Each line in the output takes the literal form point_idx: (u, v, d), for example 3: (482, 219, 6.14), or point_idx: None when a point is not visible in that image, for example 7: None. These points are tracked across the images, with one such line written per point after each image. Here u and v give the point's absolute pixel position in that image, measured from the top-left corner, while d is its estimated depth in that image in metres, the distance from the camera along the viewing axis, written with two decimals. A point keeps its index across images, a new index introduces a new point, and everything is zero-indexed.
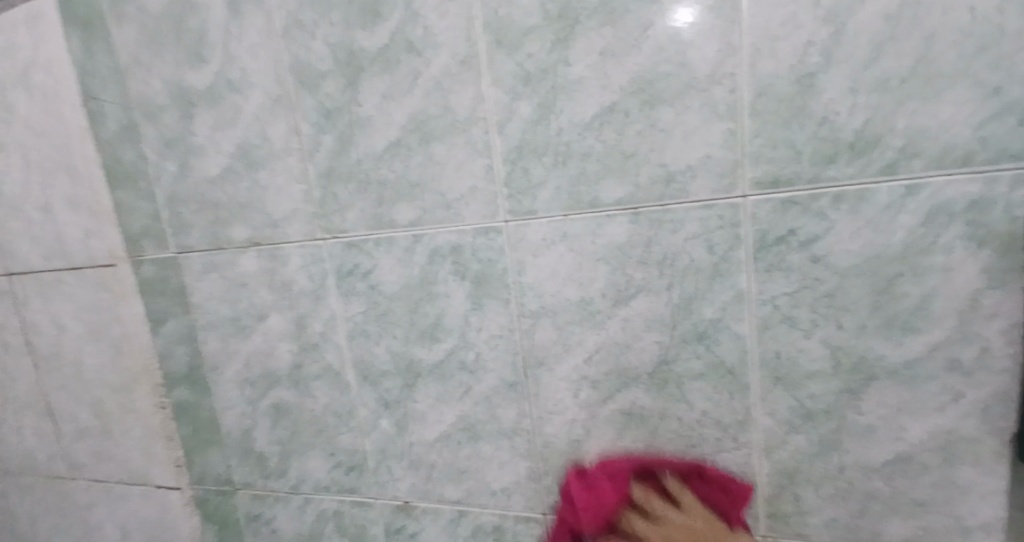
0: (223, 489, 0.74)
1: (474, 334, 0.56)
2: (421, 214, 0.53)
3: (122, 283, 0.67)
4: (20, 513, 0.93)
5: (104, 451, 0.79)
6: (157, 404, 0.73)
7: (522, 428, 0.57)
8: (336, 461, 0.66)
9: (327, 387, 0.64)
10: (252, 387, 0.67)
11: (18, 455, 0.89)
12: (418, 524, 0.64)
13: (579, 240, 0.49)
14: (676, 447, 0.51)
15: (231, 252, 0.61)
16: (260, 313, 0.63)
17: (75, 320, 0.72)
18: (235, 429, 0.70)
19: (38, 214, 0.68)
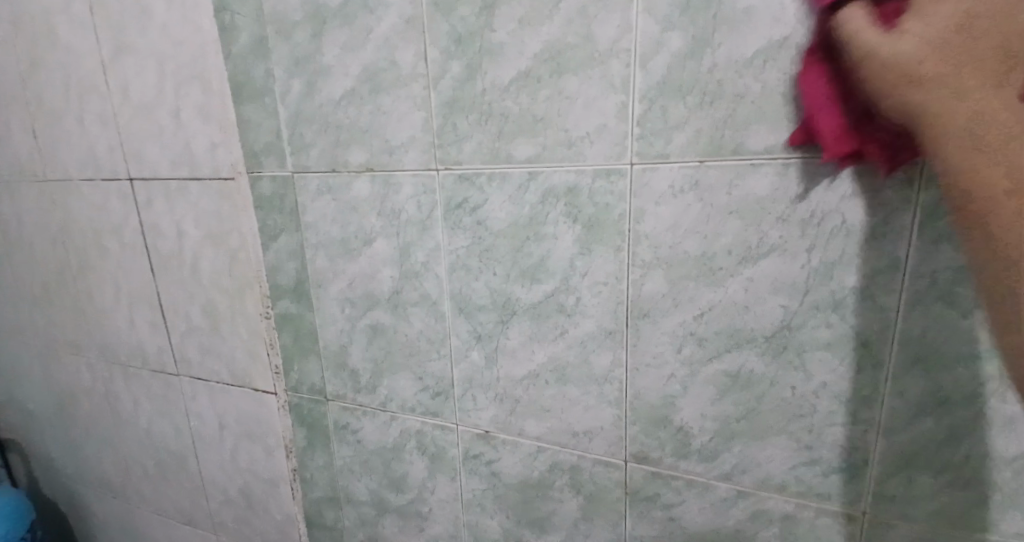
0: (315, 397, 0.80)
1: (578, 279, 0.55)
2: (540, 150, 0.52)
3: (240, 196, 0.71)
4: (134, 395, 1.05)
5: (210, 349, 0.86)
6: (262, 313, 0.78)
7: (614, 378, 0.56)
8: (424, 384, 0.69)
9: (422, 314, 0.65)
10: (353, 306, 0.70)
11: (128, 344, 0.99)
12: (495, 453, 0.67)
13: (713, 191, 0.47)
14: (780, 414, 0.50)
15: (346, 176, 0.63)
16: (367, 237, 0.65)
17: (195, 227, 0.76)
18: (333, 343, 0.74)
19: (167, 122, 0.72)
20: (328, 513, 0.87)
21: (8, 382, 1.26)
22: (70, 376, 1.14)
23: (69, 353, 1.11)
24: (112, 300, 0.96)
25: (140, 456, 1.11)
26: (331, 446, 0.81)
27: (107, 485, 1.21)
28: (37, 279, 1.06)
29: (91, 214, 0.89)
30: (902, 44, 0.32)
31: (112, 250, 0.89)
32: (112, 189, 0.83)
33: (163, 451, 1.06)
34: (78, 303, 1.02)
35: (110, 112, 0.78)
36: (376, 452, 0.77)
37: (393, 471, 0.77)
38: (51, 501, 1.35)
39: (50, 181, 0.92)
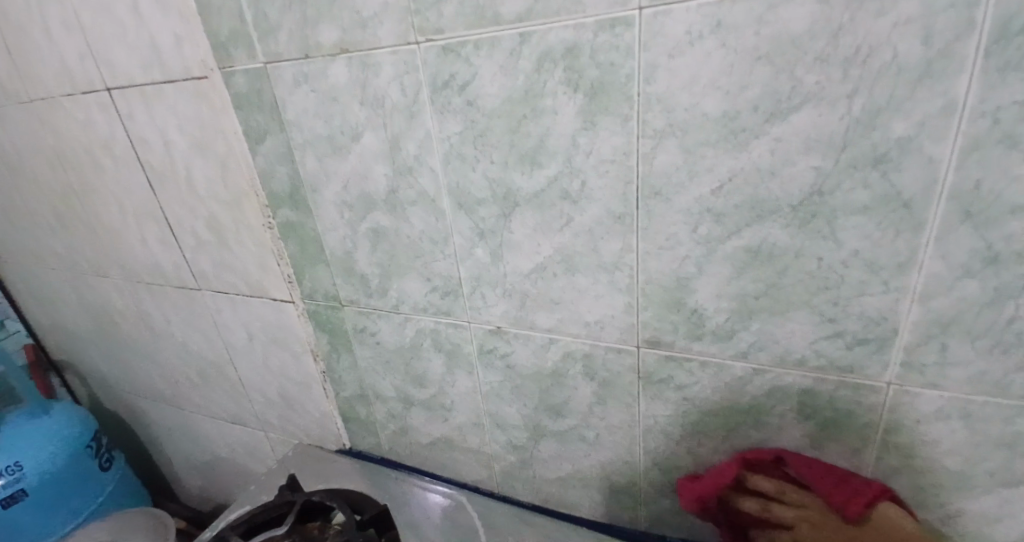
0: (330, 303, 0.80)
1: (581, 160, 0.50)
2: (531, 5, 0.45)
3: (218, 97, 0.66)
4: (165, 312, 1.08)
5: (224, 262, 0.87)
6: (264, 223, 0.76)
7: (624, 264, 0.53)
8: (432, 284, 0.68)
9: (422, 211, 0.62)
10: (351, 210, 0.67)
11: (147, 262, 1.01)
12: (509, 347, 0.66)
13: (734, 32, 0.40)
14: (804, 289, 0.46)
15: (321, 61, 0.57)
16: (354, 131, 0.60)
17: (181, 136, 0.73)
18: (337, 249, 0.72)
19: (128, 18, 0.66)
20: (361, 410, 0.92)
21: (50, 308, 1.33)
22: (103, 299, 1.18)
23: (97, 276, 1.14)
24: (121, 220, 0.96)
25: (183, 368, 1.18)
26: (353, 348, 0.83)
27: (160, 395, 1.31)
28: (49, 206, 1.07)
29: (81, 132, 0.86)
30: (806, 507, 0.49)
31: (110, 168, 0.88)
32: (93, 102, 0.80)
33: (202, 362, 1.12)
34: (93, 227, 1.03)
35: (72, 12, 0.72)
36: (396, 352, 0.78)
37: (414, 369, 0.78)
38: (116, 412, 1.48)
39: (32, 99, 0.88)
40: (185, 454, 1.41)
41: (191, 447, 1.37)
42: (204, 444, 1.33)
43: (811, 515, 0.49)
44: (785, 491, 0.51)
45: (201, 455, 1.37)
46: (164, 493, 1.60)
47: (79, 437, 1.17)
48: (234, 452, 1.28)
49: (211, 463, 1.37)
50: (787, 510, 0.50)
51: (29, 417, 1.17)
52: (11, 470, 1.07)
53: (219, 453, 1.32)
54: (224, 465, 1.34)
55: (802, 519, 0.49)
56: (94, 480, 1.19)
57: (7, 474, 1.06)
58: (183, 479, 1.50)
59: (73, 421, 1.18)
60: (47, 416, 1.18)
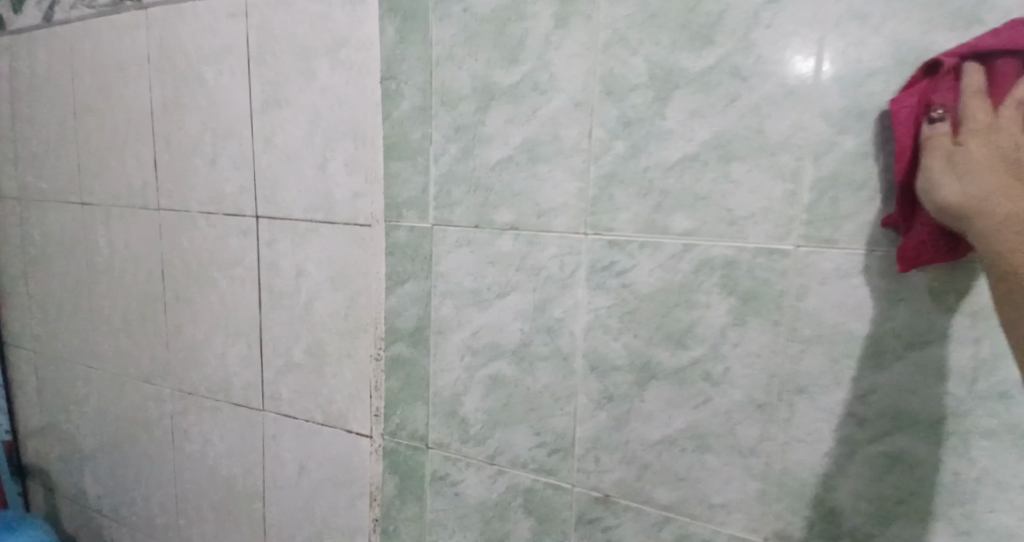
0: (415, 444, 0.78)
1: (728, 348, 0.56)
2: (698, 225, 0.55)
3: (374, 244, 0.73)
4: (205, 431, 0.95)
5: (308, 389, 0.84)
6: (372, 355, 0.77)
7: (758, 449, 0.57)
8: (541, 440, 0.68)
9: (550, 368, 0.66)
10: (475, 357, 0.71)
11: (208, 379, 0.93)
12: (615, 518, 0.66)
13: (878, 275, 0.49)
14: (940, 499, 0.50)
15: (488, 233, 0.66)
16: (501, 290, 0.67)
17: (319, 269, 0.77)
18: (445, 391, 0.74)
19: (312, 170, 0.75)
20: None
21: (47, 408, 1.17)
22: (118, 410, 1.06)
23: (125, 386, 1.03)
24: (200, 330, 0.91)
25: (190, 500, 1.01)
26: (424, 498, 0.79)
27: (139, 532, 1.10)
28: (107, 312, 1.02)
29: (196, 246, 0.88)
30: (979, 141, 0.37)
31: (212, 283, 0.87)
32: (232, 225, 0.83)
33: (221, 493, 0.97)
34: (152, 335, 0.97)
35: (246, 151, 0.80)
36: (476, 509, 0.75)
37: (493, 530, 0.74)
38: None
39: (159, 213, 0.91)
40: None
41: None
42: None
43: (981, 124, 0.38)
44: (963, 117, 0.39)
45: None
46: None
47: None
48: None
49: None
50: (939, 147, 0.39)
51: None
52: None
53: None
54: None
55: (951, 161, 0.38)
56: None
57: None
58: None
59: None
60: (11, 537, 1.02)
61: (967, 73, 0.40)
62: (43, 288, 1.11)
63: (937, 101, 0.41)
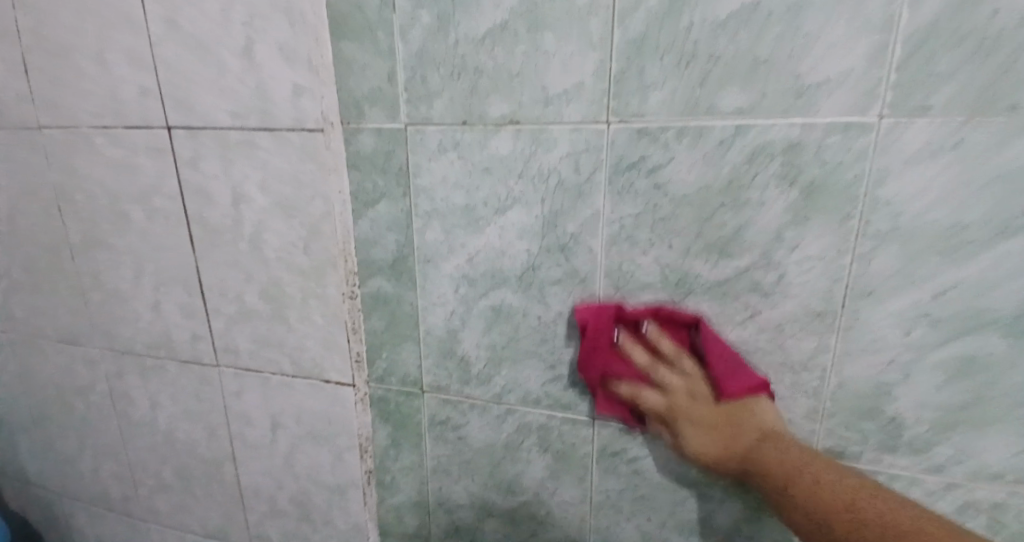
0: (407, 390, 0.68)
1: (783, 253, 0.47)
2: (755, 100, 0.44)
3: (329, 154, 0.57)
4: (149, 393, 0.82)
5: (270, 338, 0.71)
6: (344, 292, 0.64)
7: (814, 365, 0.50)
8: (556, 374, 0.59)
9: (564, 292, 0.55)
10: (472, 286, 0.59)
11: (145, 335, 0.77)
12: (643, 450, 0.59)
13: (979, 149, 0.41)
14: (1009, 399, 0.46)
15: (479, 131, 0.52)
16: (500, 203, 0.54)
17: (263, 191, 0.62)
18: (438, 328, 0.63)
19: (234, 60, 0.57)
20: (411, 522, 0.76)
21: None
22: (41, 376, 0.89)
23: (42, 349, 0.86)
24: (122, 279, 0.74)
25: (148, 467, 0.89)
26: (422, 445, 0.70)
27: (96, 504, 0.98)
28: (3, 263, 0.83)
29: (97, 173, 0.69)
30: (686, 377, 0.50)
31: (127, 218, 0.70)
32: (139, 142, 0.65)
33: (184, 457, 0.85)
34: (64, 287, 0.79)
35: (141, 39, 0.60)
36: (483, 451, 0.67)
37: (503, 472, 0.67)
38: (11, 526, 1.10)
39: (40, 131, 0.70)
40: None
41: None
42: None
43: (694, 386, 0.49)
44: (681, 357, 0.51)
45: None
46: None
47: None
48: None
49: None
50: (650, 393, 0.51)
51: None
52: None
53: None
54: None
55: (688, 395, 0.49)
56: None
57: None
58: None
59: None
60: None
61: (629, 348, 0.52)
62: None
63: (618, 372, 0.52)
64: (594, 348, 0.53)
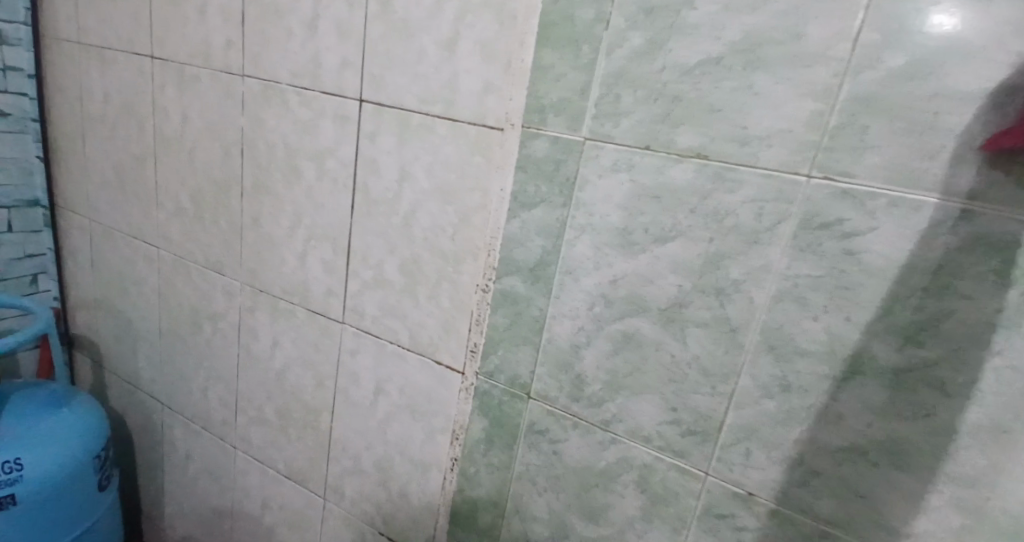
0: (512, 391, 0.69)
1: (980, 356, 0.42)
2: (992, 186, 0.40)
3: (501, 153, 0.59)
4: (274, 332, 0.89)
5: (396, 310, 0.75)
6: (478, 285, 0.67)
7: (985, 485, 0.44)
8: (675, 418, 0.57)
9: (707, 338, 0.53)
10: (608, 308, 0.58)
11: (284, 280, 0.84)
12: (753, 521, 0.55)
13: None
14: None
15: (660, 158, 0.51)
16: (662, 233, 0.53)
17: (427, 175, 0.65)
18: (561, 340, 0.63)
19: (435, 49, 0.60)
20: (483, 518, 0.77)
21: (102, 283, 1.12)
22: (181, 295, 0.99)
23: (189, 271, 0.96)
24: (278, 226, 0.81)
25: (254, 399, 0.97)
26: (514, 448, 0.71)
27: (195, 418, 1.07)
28: (175, 188, 0.92)
29: (281, 126, 0.75)
30: None
31: (298, 173, 0.76)
32: (326, 107, 0.70)
33: (288, 399, 0.92)
34: (224, 221, 0.87)
35: (354, 15, 0.64)
36: (575, 472, 0.66)
37: (590, 499, 0.66)
38: (119, 419, 1.22)
39: (241, 79, 0.78)
40: (194, 490, 1.15)
41: (206, 485, 1.12)
42: (227, 487, 1.08)
43: None
44: None
45: (215, 498, 1.11)
46: (134, 527, 1.31)
47: (88, 447, 0.99)
48: (266, 511, 1.03)
49: (222, 511, 1.11)
50: None
51: (40, 409, 0.97)
52: (7, 467, 0.87)
53: (243, 504, 1.06)
54: (240, 522, 1.08)
55: None
56: (85, 499, 1.00)
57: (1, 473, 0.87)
58: (169, 520, 1.22)
59: (84, 425, 1.00)
60: (57, 413, 0.98)
61: None
62: (105, 152, 1.01)
63: None
64: None
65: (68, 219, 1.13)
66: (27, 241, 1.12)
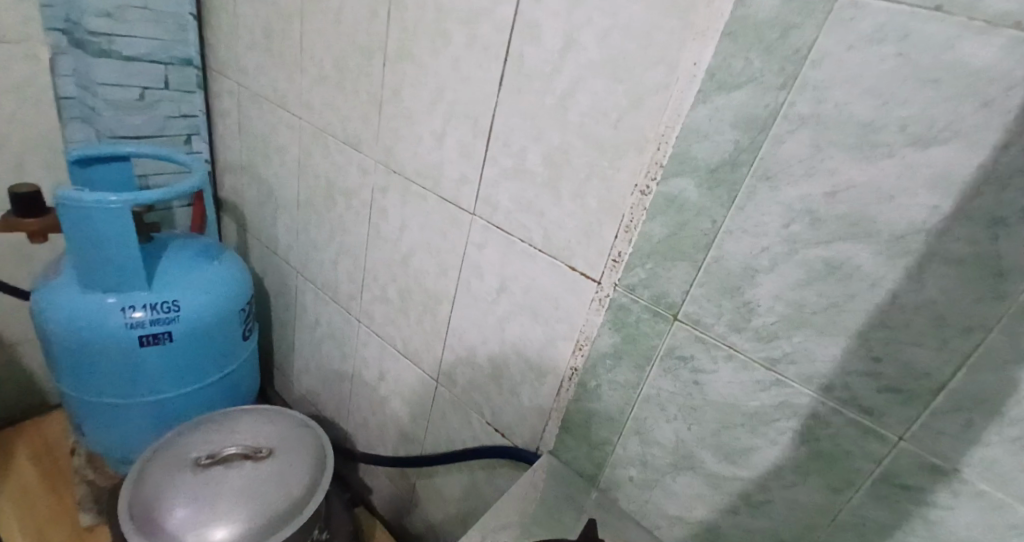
0: (655, 311, 0.62)
1: None
2: None
3: (705, 14, 0.48)
4: (402, 215, 0.88)
5: (533, 205, 0.69)
6: (637, 187, 0.58)
7: None
8: (876, 370, 0.47)
9: (959, 278, 0.42)
10: (813, 227, 0.47)
11: (417, 162, 0.81)
12: (948, 499, 0.47)
13: None
14: None
15: (949, 25, 0.37)
16: (923, 133, 0.40)
17: (601, 41, 0.56)
18: (731, 261, 0.53)
19: None
20: (596, 432, 0.74)
21: (247, 150, 1.17)
22: (317, 168, 1.00)
23: (326, 144, 0.96)
24: (418, 100, 0.76)
25: (378, 278, 0.99)
26: (645, 370, 0.66)
27: (323, 288, 1.14)
28: (317, 54, 0.89)
29: None
30: None
31: (445, 37, 0.69)
32: None
33: (410, 282, 0.93)
34: (361, 91, 0.84)
35: None
36: (717, 407, 0.60)
37: (728, 437, 0.60)
38: (258, 278, 1.33)
39: None
40: (318, 353, 1.25)
41: (329, 351, 1.21)
42: (348, 356, 1.16)
43: None
44: None
45: (337, 364, 1.20)
46: (268, 375, 1.48)
47: (233, 298, 1.09)
48: (382, 382, 1.10)
49: (342, 375, 1.20)
50: None
51: (196, 258, 1.08)
52: (166, 307, 1.00)
53: (361, 373, 1.14)
54: (357, 387, 1.17)
55: None
56: (232, 344, 1.13)
57: (162, 311, 0.99)
58: (297, 374, 1.36)
59: (229, 278, 1.10)
60: (207, 266, 1.08)
61: None
62: (252, 13, 1.00)
63: None
64: None
65: (218, 82, 1.17)
66: (182, 100, 1.20)
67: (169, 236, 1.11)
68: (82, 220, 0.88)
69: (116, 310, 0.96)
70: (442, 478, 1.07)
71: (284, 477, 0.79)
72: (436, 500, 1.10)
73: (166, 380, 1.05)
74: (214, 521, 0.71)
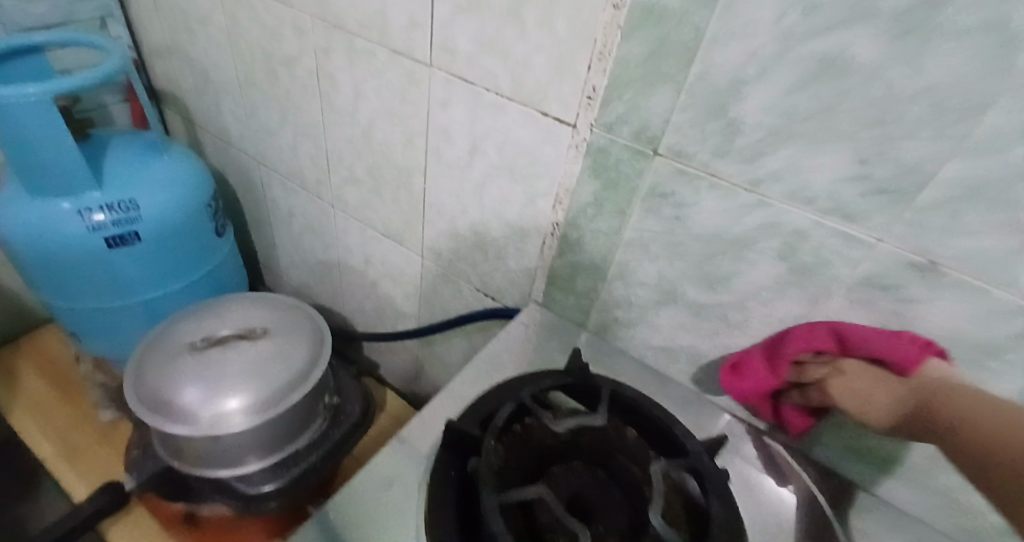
0: (635, 148, 0.59)
1: None
2: None
3: None
4: (355, 80, 0.80)
5: (496, 45, 0.62)
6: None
7: None
8: (863, 173, 0.46)
9: (962, 53, 0.38)
10: (807, 17, 0.42)
11: (360, 12, 0.71)
12: (925, 292, 0.48)
13: None
14: None
15: None
16: None
17: None
18: (714, 77, 0.49)
19: None
20: (583, 283, 0.75)
21: (171, 27, 1.03)
22: (252, 38, 0.89)
23: (255, 7, 0.84)
24: None
25: (343, 157, 0.93)
26: (628, 213, 0.64)
27: (290, 176, 1.08)
28: None
29: None
30: (876, 386, 0.50)
31: None
32: None
33: (377, 157, 0.88)
34: None
35: None
36: (701, 240, 0.59)
37: (712, 267, 0.60)
38: (221, 176, 1.26)
39: None
40: (300, 245, 1.23)
41: (311, 242, 1.18)
42: (330, 244, 1.14)
43: (850, 366, 0.51)
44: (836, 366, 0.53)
45: (321, 254, 1.19)
46: (256, 275, 1.47)
47: (194, 192, 1.04)
48: (368, 266, 1.09)
49: (329, 265, 1.19)
50: None
51: (142, 155, 1.01)
52: (124, 207, 0.94)
53: (346, 259, 1.13)
54: (345, 274, 1.17)
55: None
56: (207, 242, 1.10)
57: (121, 211, 0.94)
58: (284, 270, 1.35)
59: (185, 173, 1.03)
60: (157, 161, 1.01)
61: None
62: None
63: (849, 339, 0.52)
64: (825, 348, 0.53)
65: None
66: None
67: (106, 132, 1.03)
68: (3, 119, 0.79)
69: (72, 215, 0.91)
70: (442, 348, 1.11)
71: (284, 354, 0.81)
72: (440, 369, 1.16)
73: (147, 282, 1.04)
74: (224, 398, 0.73)
